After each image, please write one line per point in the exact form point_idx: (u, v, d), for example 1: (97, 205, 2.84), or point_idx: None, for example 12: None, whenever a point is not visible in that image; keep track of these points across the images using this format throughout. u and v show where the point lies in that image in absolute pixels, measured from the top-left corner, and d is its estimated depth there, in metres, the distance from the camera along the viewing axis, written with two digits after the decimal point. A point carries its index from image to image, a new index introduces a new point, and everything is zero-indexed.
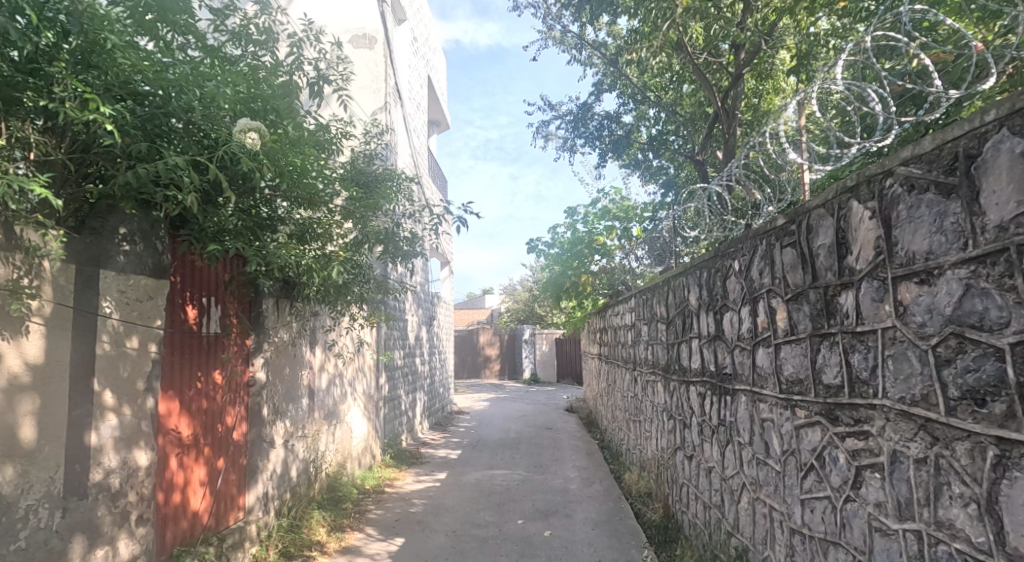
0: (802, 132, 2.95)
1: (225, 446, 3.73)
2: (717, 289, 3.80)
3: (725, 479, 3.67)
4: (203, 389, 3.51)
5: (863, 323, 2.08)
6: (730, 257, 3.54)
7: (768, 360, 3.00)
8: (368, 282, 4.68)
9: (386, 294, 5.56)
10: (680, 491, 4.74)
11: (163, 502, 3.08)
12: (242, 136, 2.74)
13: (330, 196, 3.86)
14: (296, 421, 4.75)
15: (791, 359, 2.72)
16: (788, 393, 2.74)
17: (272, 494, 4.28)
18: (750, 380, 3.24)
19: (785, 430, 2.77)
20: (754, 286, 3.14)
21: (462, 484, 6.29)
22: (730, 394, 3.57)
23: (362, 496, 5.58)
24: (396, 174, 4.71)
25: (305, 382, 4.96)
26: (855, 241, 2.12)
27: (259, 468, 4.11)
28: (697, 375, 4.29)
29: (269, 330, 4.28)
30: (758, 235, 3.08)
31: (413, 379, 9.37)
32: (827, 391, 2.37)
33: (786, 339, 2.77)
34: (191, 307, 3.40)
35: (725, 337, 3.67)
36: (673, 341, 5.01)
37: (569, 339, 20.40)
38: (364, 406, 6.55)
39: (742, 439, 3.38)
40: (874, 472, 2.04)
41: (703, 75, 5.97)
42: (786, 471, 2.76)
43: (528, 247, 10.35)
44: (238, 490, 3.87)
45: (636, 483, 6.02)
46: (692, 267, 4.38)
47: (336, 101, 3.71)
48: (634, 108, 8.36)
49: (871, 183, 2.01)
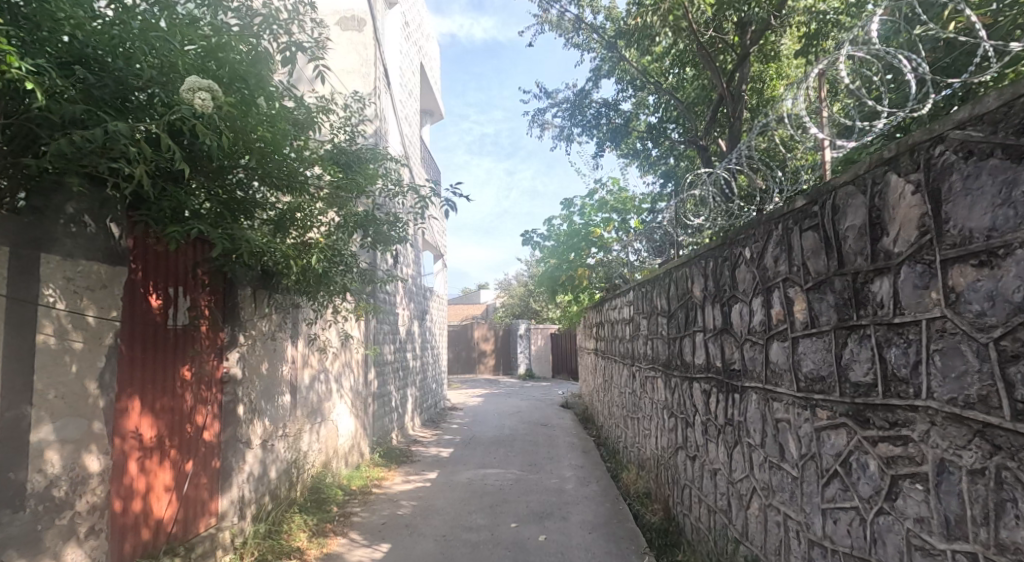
0: (823, 105, 2.69)
1: (195, 447, 3.47)
2: (724, 278, 3.55)
3: (733, 483, 3.43)
4: (169, 386, 3.24)
5: (903, 314, 1.83)
6: (739, 245, 3.29)
7: (783, 356, 2.75)
8: (352, 273, 4.42)
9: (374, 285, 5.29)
10: (682, 493, 4.51)
11: (121, 511, 2.80)
12: (190, 95, 2.38)
13: (309, 179, 3.60)
14: (276, 419, 4.49)
15: (811, 354, 2.47)
16: (808, 392, 2.49)
17: (249, 498, 4.01)
18: (762, 377, 2.99)
19: (804, 432, 2.52)
20: (767, 275, 2.89)
21: (454, 483, 6.04)
22: (739, 393, 3.33)
23: (348, 497, 5.32)
24: (381, 154, 4.42)
25: (286, 378, 4.69)
26: (893, 221, 1.87)
27: (233, 470, 3.84)
28: (701, 371, 4.05)
29: (243, 322, 4.00)
30: (772, 219, 2.82)
31: (405, 374, 9.10)
32: (855, 390, 2.12)
33: (805, 332, 2.52)
34: (156, 297, 3.12)
35: (733, 331, 3.43)
36: (675, 335, 4.76)
37: (564, 333, 20.20)
38: (351, 403, 6.28)
39: (752, 440, 3.13)
40: (914, 483, 1.79)
41: (707, 56, 5.71)
42: (804, 477, 2.52)
43: (522, 239, 10.05)
44: (210, 493, 3.61)
45: (634, 483, 5.79)
46: (696, 257, 4.14)
47: (314, 73, 3.42)
48: (633, 95, 8.10)
49: (915, 152, 1.76)
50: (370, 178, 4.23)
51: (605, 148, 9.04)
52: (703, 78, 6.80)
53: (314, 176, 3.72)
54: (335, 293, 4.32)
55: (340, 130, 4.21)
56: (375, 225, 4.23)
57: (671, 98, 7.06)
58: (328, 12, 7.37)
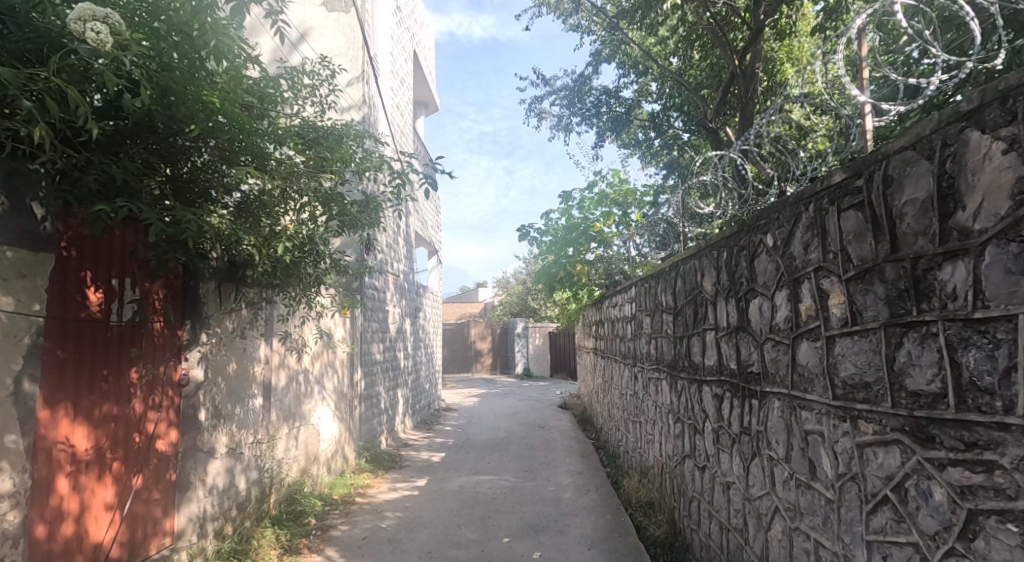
0: (865, 59, 2.28)
1: (145, 458, 3.07)
2: (740, 270, 3.17)
3: (750, 500, 3.06)
4: (110, 390, 2.84)
5: (988, 306, 1.46)
6: (758, 232, 2.91)
7: (814, 358, 2.37)
8: (327, 264, 4.02)
9: (356, 278, 4.91)
10: (690, 507, 4.13)
11: (47, 537, 2.42)
12: (81, 29, 1.91)
13: (284, 160, 3.23)
14: (246, 426, 4.10)
15: (851, 356, 2.09)
16: (846, 401, 2.11)
17: (211, 514, 3.63)
18: (787, 382, 2.61)
19: (841, 449, 2.14)
20: (795, 264, 2.51)
21: (443, 492, 5.65)
22: (759, 398, 2.95)
23: (328, 508, 4.94)
24: (356, 131, 3.93)
25: (258, 379, 4.29)
26: (975, 189, 1.51)
27: (193, 482, 3.46)
28: (713, 374, 3.66)
29: (203, 319, 3.61)
30: (801, 200, 2.45)
31: (395, 374, 8.71)
32: (913, 401, 1.75)
33: (844, 330, 2.14)
34: (94, 290, 2.73)
35: (751, 329, 3.05)
36: (681, 334, 4.39)
37: (563, 332, 19.71)
38: (333, 405, 5.89)
39: (775, 453, 2.76)
40: (1005, 522, 1.43)
41: (717, 33, 5.35)
42: (842, 501, 2.14)
43: (519, 233, 9.63)
44: (165, 509, 3.22)
45: (636, 492, 5.41)
46: (707, 248, 3.78)
47: (275, 31, 3.04)
48: (636, 80, 7.74)
49: (1008, 99, 1.40)
50: (347, 156, 3.77)
51: (605, 139, 8.68)
52: (712, 56, 6.38)
53: (286, 156, 3.33)
54: (308, 286, 3.94)
55: (309, 104, 3.73)
56: (349, 210, 3.81)
57: (677, 82, 6.69)
58: (300, 8, 7.12)
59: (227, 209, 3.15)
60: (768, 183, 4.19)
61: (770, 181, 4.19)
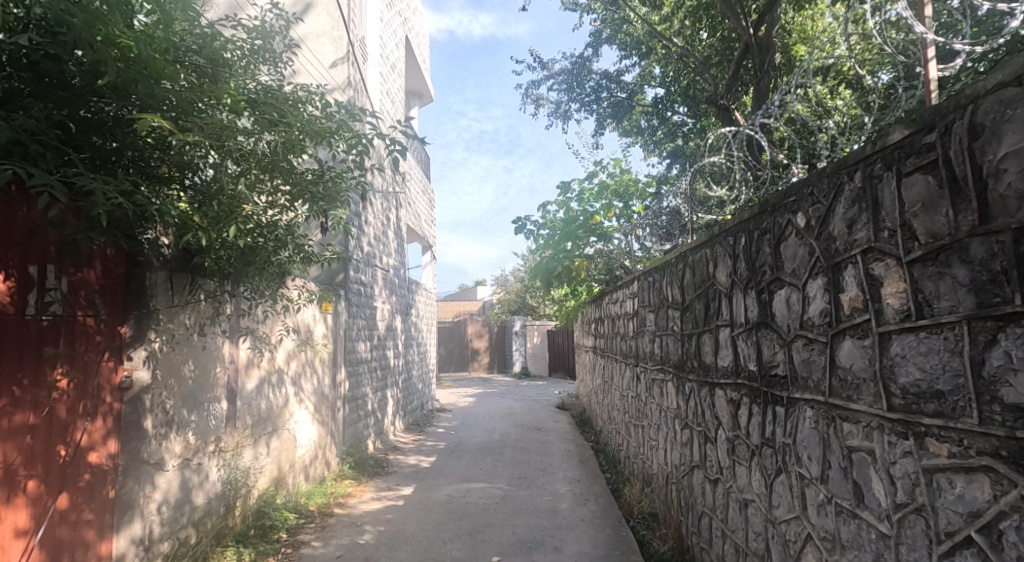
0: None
1: (72, 473, 2.65)
2: (763, 258, 2.75)
3: (773, 522, 2.65)
4: (27, 398, 2.43)
5: None
6: (785, 211, 2.50)
7: (859, 360, 1.96)
8: (294, 251, 3.58)
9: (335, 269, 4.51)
10: (700, 523, 3.73)
11: None
12: None
13: (253, 138, 2.74)
14: (206, 432, 3.69)
15: (914, 357, 1.67)
16: (907, 413, 1.70)
17: (159, 534, 3.21)
18: (824, 388, 2.19)
19: (899, 473, 1.73)
20: (835, 245, 2.09)
21: (430, 502, 5.24)
22: (785, 406, 2.54)
23: (302, 522, 4.54)
24: (319, 94, 3.20)
25: (221, 382, 3.88)
26: None
27: (136, 499, 3.05)
28: (728, 376, 3.25)
29: (151, 312, 3.19)
30: (845, 166, 2.02)
31: (384, 374, 8.28)
32: (1015, 417, 1.34)
33: (903, 326, 1.73)
34: (5, 278, 2.31)
35: (776, 325, 2.63)
36: (690, 332, 3.98)
37: (563, 331, 19.25)
38: (312, 408, 5.48)
39: (806, 471, 2.34)
40: None
41: (730, 4, 4.98)
42: (900, 537, 1.72)
43: (516, 225, 9.18)
44: (100, 533, 2.79)
45: (638, 503, 5.01)
46: (722, 234, 3.36)
47: None
48: (639, 63, 7.36)
49: None
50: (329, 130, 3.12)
51: (605, 127, 8.31)
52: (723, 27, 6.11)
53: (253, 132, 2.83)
54: (272, 277, 3.52)
55: (263, 65, 3.10)
56: (323, 188, 3.29)
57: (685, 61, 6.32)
58: None
59: (181, 191, 2.75)
60: (784, 172, 3.82)
61: (786, 169, 3.82)
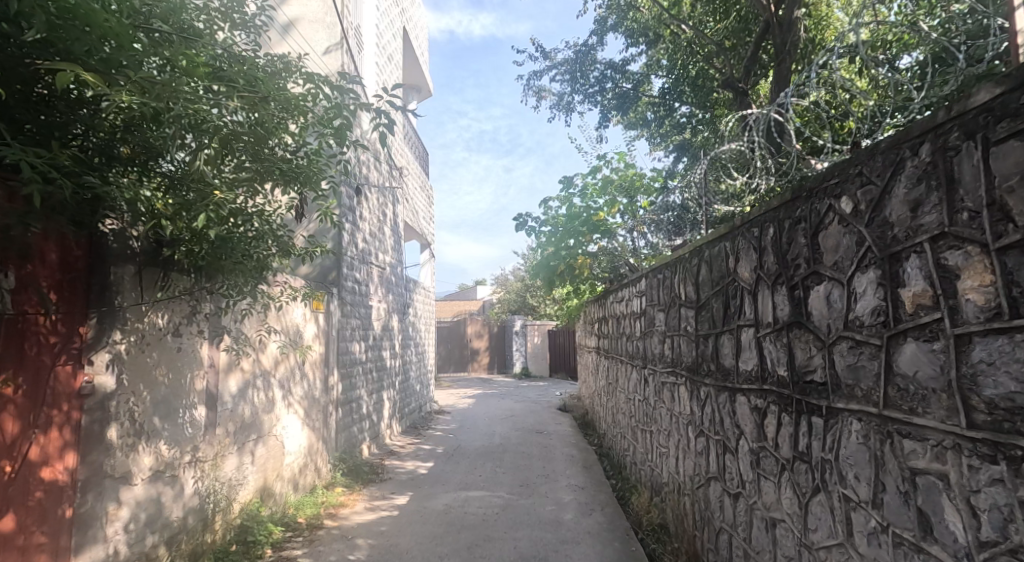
0: None
1: (17, 492, 2.35)
2: (796, 250, 2.45)
3: (809, 547, 2.36)
4: None
5: None
6: (825, 197, 2.21)
7: (924, 366, 1.67)
8: (274, 243, 3.30)
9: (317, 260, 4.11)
10: (719, 540, 3.43)
11: None
12: None
13: (228, 119, 2.45)
14: (182, 442, 3.40)
15: (1008, 365, 1.38)
16: (995, 432, 1.41)
17: (126, 555, 2.91)
18: (876, 398, 1.90)
19: (986, 504, 1.44)
20: (893, 232, 1.80)
21: (427, 513, 4.95)
22: (824, 416, 2.24)
23: (290, 535, 4.24)
24: (298, 68, 2.88)
25: (199, 387, 3.59)
26: None
27: (99, 518, 2.75)
28: (752, 382, 2.96)
29: (117, 311, 2.89)
30: (908, 139, 1.73)
31: (380, 375, 7.98)
32: None
33: (988, 327, 1.44)
34: None
35: (812, 325, 2.34)
36: (706, 333, 3.69)
37: (563, 330, 18.99)
38: (301, 412, 5.19)
39: (852, 493, 2.05)
40: None
41: None
42: None
43: (516, 222, 8.87)
44: (54, 557, 2.49)
45: (647, 513, 4.72)
46: (744, 225, 3.08)
47: None
48: (647, 50, 7.15)
49: None
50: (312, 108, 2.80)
51: (610, 119, 8.03)
52: (737, 8, 5.92)
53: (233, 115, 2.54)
54: (251, 273, 3.23)
55: (237, 34, 2.80)
56: (305, 175, 3.02)
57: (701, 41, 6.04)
58: None
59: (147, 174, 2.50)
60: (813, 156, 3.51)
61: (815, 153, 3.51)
